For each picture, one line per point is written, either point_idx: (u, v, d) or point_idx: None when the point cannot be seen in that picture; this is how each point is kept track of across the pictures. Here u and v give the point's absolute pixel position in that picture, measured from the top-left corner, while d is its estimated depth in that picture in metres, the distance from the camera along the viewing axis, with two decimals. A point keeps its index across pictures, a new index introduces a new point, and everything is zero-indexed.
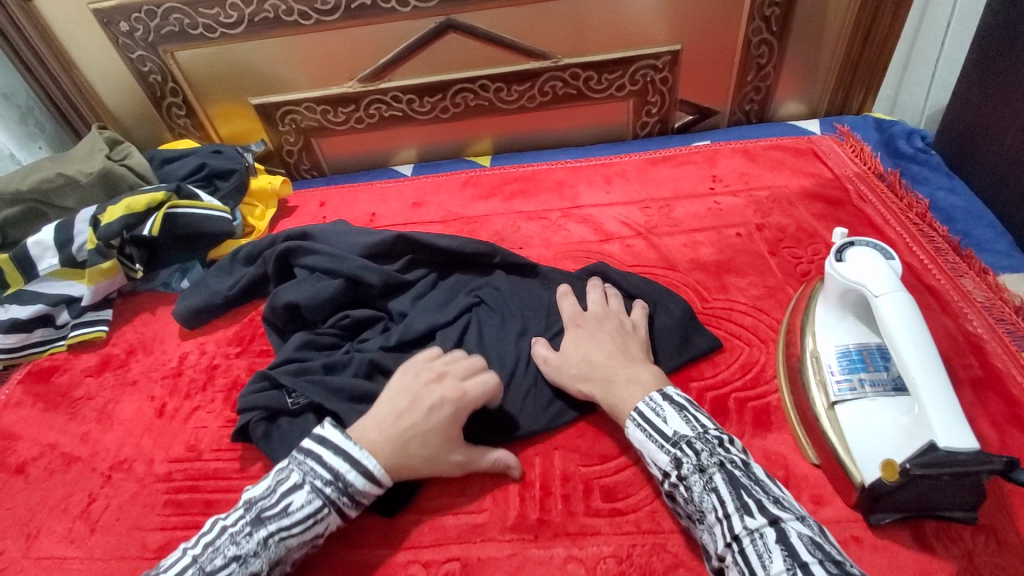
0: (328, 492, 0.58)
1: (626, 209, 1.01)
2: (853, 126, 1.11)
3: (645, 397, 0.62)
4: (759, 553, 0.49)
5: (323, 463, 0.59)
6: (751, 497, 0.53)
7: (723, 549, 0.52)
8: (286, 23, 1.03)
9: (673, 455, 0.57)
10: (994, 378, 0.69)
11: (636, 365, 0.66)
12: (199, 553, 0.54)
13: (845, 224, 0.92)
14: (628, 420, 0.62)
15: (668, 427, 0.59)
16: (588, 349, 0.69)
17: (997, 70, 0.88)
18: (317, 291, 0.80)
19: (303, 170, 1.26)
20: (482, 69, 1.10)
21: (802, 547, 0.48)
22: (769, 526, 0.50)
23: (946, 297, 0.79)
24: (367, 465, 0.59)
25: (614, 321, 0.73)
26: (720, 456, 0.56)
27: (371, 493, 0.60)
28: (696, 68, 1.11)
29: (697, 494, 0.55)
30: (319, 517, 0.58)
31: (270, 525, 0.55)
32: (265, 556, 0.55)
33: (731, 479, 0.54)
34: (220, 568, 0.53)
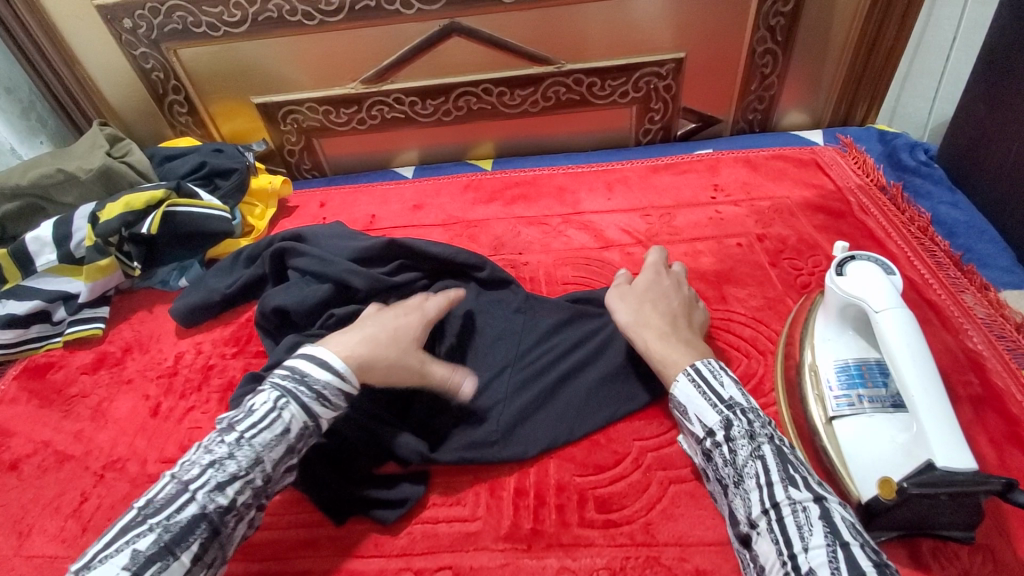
0: (286, 385, 0.60)
1: (627, 216, 1.01)
2: (856, 137, 1.11)
3: (703, 360, 0.64)
4: (799, 524, 0.50)
5: (282, 366, 0.63)
6: (797, 473, 0.54)
7: (758, 514, 0.53)
8: (290, 23, 1.03)
9: (725, 416, 0.59)
10: (993, 397, 0.68)
11: (695, 341, 0.68)
12: (177, 470, 0.56)
13: (846, 236, 0.91)
14: (682, 374, 0.63)
15: (725, 391, 0.60)
16: (654, 300, 0.73)
17: (1001, 85, 0.88)
18: (305, 296, 0.81)
19: (304, 170, 1.25)
20: (485, 73, 1.10)
21: (845, 528, 0.49)
22: (812, 502, 0.51)
23: (946, 313, 0.78)
24: (321, 356, 0.62)
25: (685, 295, 0.76)
26: (771, 430, 0.57)
27: (333, 385, 0.61)
28: (699, 77, 1.11)
29: (741, 458, 0.56)
30: (281, 408, 0.59)
31: (239, 426, 0.58)
32: (240, 456, 0.57)
33: (780, 453, 0.55)
34: (197, 475, 0.55)
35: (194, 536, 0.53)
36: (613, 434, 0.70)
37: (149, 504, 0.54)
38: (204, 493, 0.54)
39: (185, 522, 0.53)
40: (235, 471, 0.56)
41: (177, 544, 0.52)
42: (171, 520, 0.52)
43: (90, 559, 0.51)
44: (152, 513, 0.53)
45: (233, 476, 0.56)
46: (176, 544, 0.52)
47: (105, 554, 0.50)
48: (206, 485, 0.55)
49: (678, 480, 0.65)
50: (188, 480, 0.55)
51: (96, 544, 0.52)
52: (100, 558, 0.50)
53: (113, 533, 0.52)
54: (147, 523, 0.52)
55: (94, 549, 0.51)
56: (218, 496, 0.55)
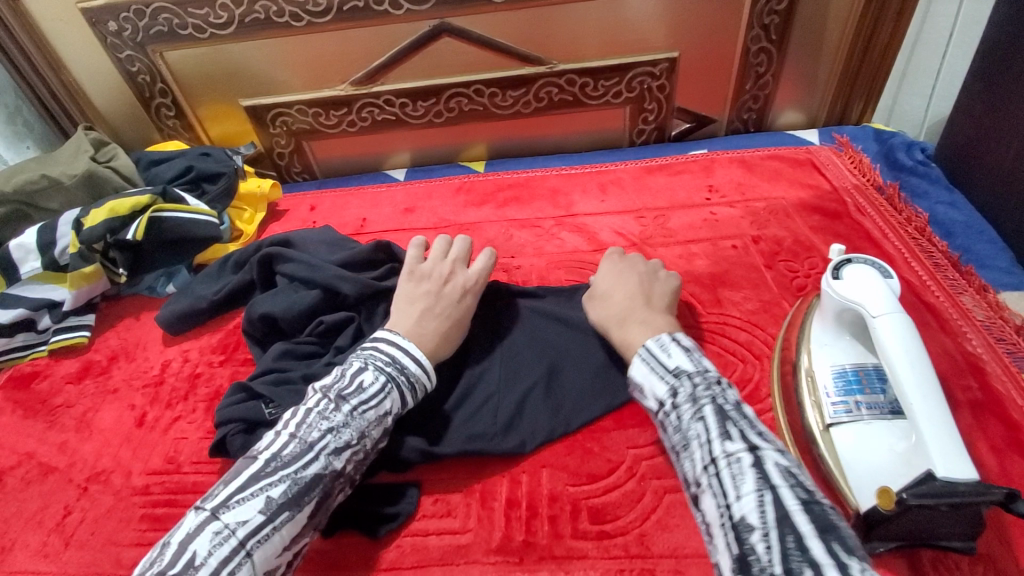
0: (390, 370, 0.64)
1: (620, 218, 0.99)
2: (852, 136, 1.10)
3: (654, 337, 0.64)
4: (732, 475, 0.50)
5: (380, 350, 0.66)
6: (735, 427, 0.54)
7: (700, 472, 0.53)
8: (277, 24, 1.01)
9: (672, 385, 0.58)
10: (993, 401, 0.67)
11: (655, 313, 0.69)
12: (296, 430, 0.58)
13: (843, 237, 0.90)
14: (636, 356, 0.63)
15: (672, 361, 0.60)
16: (614, 282, 0.75)
17: (1000, 83, 0.86)
18: (294, 302, 0.81)
19: (294, 173, 1.24)
20: (476, 73, 1.08)
21: (776, 473, 0.49)
22: (746, 452, 0.51)
23: (945, 316, 0.77)
24: (415, 351, 0.67)
25: (649, 270, 0.77)
26: (715, 391, 0.57)
27: (422, 379, 0.66)
28: (693, 76, 1.09)
29: (685, 421, 0.56)
30: (387, 391, 0.63)
31: (352, 399, 0.60)
32: (353, 426, 0.59)
33: (720, 410, 0.55)
34: (318, 438, 0.57)
35: (314, 493, 0.55)
36: (607, 442, 0.69)
37: (274, 457, 0.56)
38: (327, 455, 0.57)
39: (309, 479, 0.55)
40: (349, 440, 0.59)
41: (302, 497, 0.55)
42: (299, 475, 0.55)
43: (224, 500, 0.52)
44: (279, 467, 0.55)
45: (347, 444, 0.58)
46: (301, 498, 0.54)
47: (240, 497, 0.53)
48: (327, 449, 0.57)
49: (673, 490, 0.64)
50: (312, 442, 0.57)
51: (224, 487, 0.54)
52: (236, 500, 0.52)
53: (242, 480, 0.54)
54: (276, 474, 0.54)
55: (226, 492, 0.53)
56: (336, 460, 0.58)
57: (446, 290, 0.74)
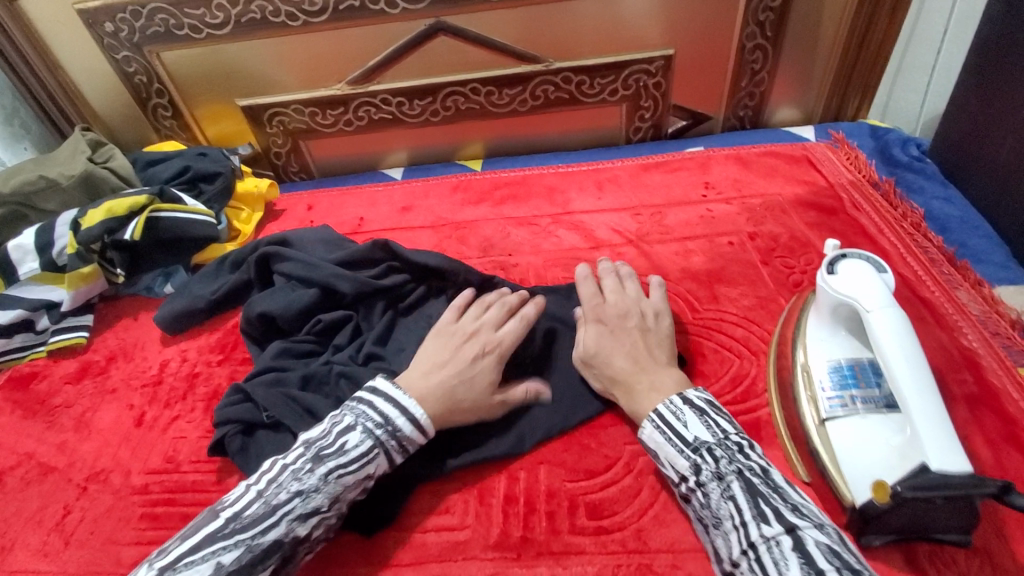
0: (378, 434, 0.62)
1: (617, 216, 1.00)
2: (848, 132, 1.10)
3: (665, 400, 0.63)
4: (775, 560, 0.48)
5: (374, 408, 0.63)
6: (768, 505, 0.52)
7: (738, 555, 0.52)
8: (273, 23, 1.01)
9: (693, 461, 0.57)
10: (988, 395, 0.67)
11: (659, 372, 0.66)
12: (264, 489, 0.57)
13: (839, 233, 0.90)
14: (646, 420, 0.62)
15: (689, 432, 0.59)
16: (605, 337, 0.71)
17: (994, 79, 0.87)
18: (291, 301, 0.81)
19: (291, 173, 1.24)
20: (473, 72, 1.08)
21: (820, 556, 0.47)
22: (785, 534, 0.50)
23: (940, 310, 0.77)
24: (412, 410, 0.63)
25: (638, 313, 0.73)
26: (739, 464, 0.56)
27: (415, 440, 0.64)
28: (689, 73, 1.10)
29: (714, 501, 0.55)
30: (372, 457, 0.61)
31: (329, 461, 0.59)
32: (325, 491, 0.58)
33: (748, 486, 0.54)
34: (285, 501, 0.56)
35: (272, 559, 0.54)
36: (604, 439, 0.69)
37: (236, 517, 0.55)
38: (289, 521, 0.56)
39: (267, 546, 0.54)
40: (317, 506, 0.57)
41: (256, 565, 0.53)
42: (255, 542, 0.53)
43: (174, 560, 0.52)
44: (238, 530, 0.54)
45: (315, 510, 0.57)
46: (256, 565, 0.53)
47: (190, 559, 0.52)
48: (291, 514, 0.56)
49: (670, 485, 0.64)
50: (277, 505, 0.56)
51: (180, 544, 0.53)
52: (185, 563, 0.51)
53: (198, 539, 0.53)
54: (233, 538, 0.53)
55: (179, 550, 0.53)
56: (299, 526, 0.56)
57: (461, 350, 0.70)
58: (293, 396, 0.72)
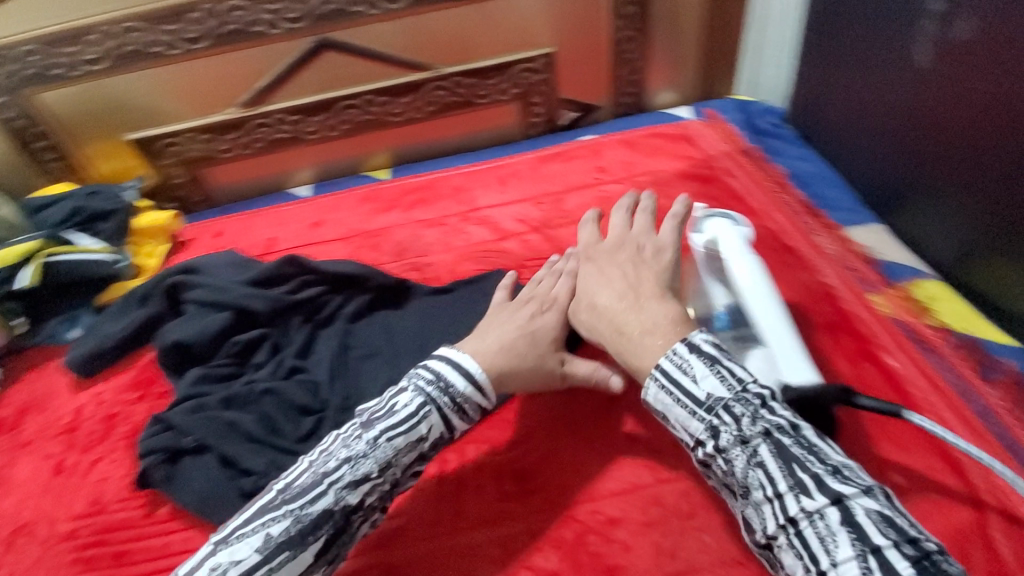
0: (430, 390, 0.61)
1: (521, 206, 1.06)
2: (720, 108, 1.20)
3: (669, 352, 0.59)
4: (821, 536, 0.46)
5: (428, 367, 0.63)
6: (806, 473, 0.49)
7: (776, 529, 0.50)
8: (152, 54, 1.00)
9: (709, 423, 0.54)
10: (845, 320, 0.78)
11: (646, 310, 0.65)
12: (314, 459, 0.58)
13: (716, 199, 1.00)
14: (650, 379, 0.59)
15: (701, 390, 0.55)
16: (595, 280, 0.72)
17: (826, 47, 0.99)
18: (204, 327, 0.81)
19: (195, 203, 1.21)
20: (365, 85, 1.11)
21: (870, 524, 0.45)
22: (831, 506, 0.47)
23: (803, 254, 0.88)
24: (466, 365, 0.64)
25: (634, 250, 0.73)
26: (765, 425, 0.52)
27: (472, 398, 0.63)
28: (571, 68, 1.17)
29: (740, 469, 0.52)
30: (422, 415, 0.60)
31: (378, 424, 0.59)
32: (374, 456, 0.57)
33: (780, 451, 0.51)
34: (334, 469, 0.56)
35: (323, 530, 0.54)
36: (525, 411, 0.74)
37: (286, 488, 0.56)
38: (339, 489, 0.55)
39: (317, 515, 0.54)
40: (366, 473, 0.57)
41: (306, 536, 0.53)
42: (304, 512, 0.54)
43: (228, 534, 0.54)
44: (289, 499, 0.55)
45: (365, 477, 0.57)
46: (306, 536, 0.53)
47: (242, 532, 0.53)
48: (339, 483, 0.56)
49: (585, 441, 0.70)
50: (326, 473, 0.56)
51: (235, 519, 0.55)
52: (237, 535, 0.53)
53: (251, 512, 0.55)
54: (282, 509, 0.54)
55: (234, 525, 0.54)
56: (350, 493, 0.56)
57: (517, 313, 0.73)
58: (213, 419, 0.73)
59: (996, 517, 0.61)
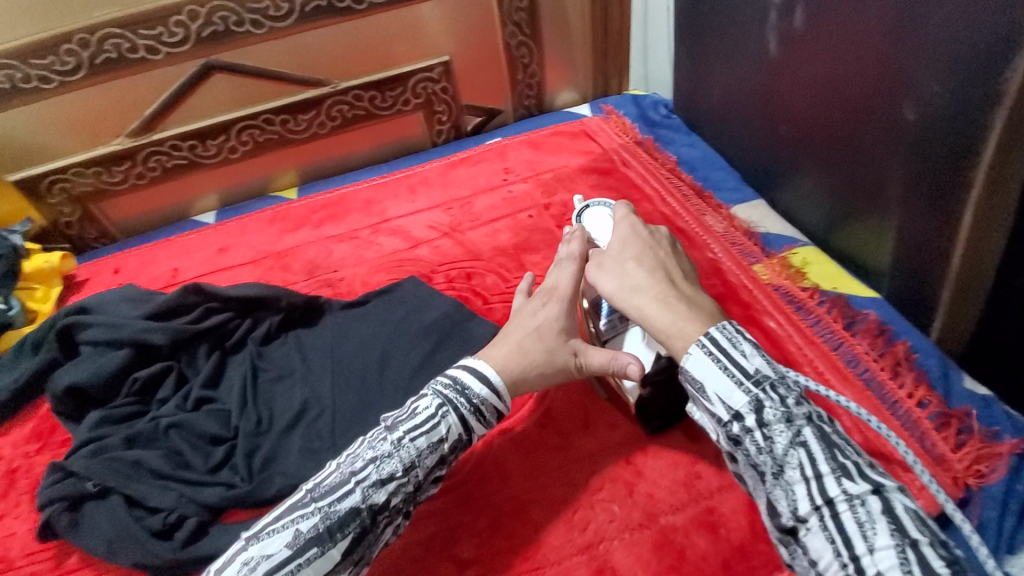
0: (447, 393, 0.62)
1: (431, 213, 1.07)
2: (616, 104, 1.26)
3: (717, 326, 0.58)
4: (859, 522, 0.47)
5: (444, 373, 0.65)
6: (847, 459, 0.50)
7: (808, 511, 0.49)
8: (26, 90, 0.96)
9: (754, 396, 0.53)
10: (732, 291, 0.85)
11: (685, 297, 0.63)
12: (342, 460, 0.58)
13: (616, 189, 1.05)
14: (696, 346, 0.57)
15: (749, 363, 0.54)
16: (636, 255, 0.67)
17: (697, 41, 1.05)
18: (100, 367, 0.77)
19: (91, 241, 1.15)
20: (262, 104, 1.09)
21: (907, 515, 0.46)
22: (871, 494, 0.48)
23: (693, 234, 0.94)
24: (480, 371, 0.64)
25: (666, 240, 0.70)
26: (808, 409, 0.53)
27: (488, 402, 0.63)
28: (470, 74, 1.20)
29: (780, 446, 0.51)
30: (440, 416, 0.61)
31: (401, 427, 0.59)
32: (399, 456, 0.58)
33: (823, 436, 0.51)
34: (361, 468, 0.56)
35: (351, 527, 0.54)
36: None
37: (316, 487, 0.56)
38: (365, 487, 0.56)
39: (345, 512, 0.54)
40: (392, 472, 0.57)
41: (334, 532, 0.53)
42: (332, 508, 0.54)
43: (260, 530, 0.54)
44: (317, 496, 0.55)
45: (390, 475, 0.57)
46: (336, 531, 0.53)
47: (273, 527, 0.53)
48: (366, 481, 0.56)
49: (501, 434, 0.74)
50: (354, 472, 0.56)
51: (268, 516, 0.55)
52: (270, 530, 0.53)
53: (282, 510, 0.55)
54: (312, 505, 0.54)
55: (265, 521, 0.54)
56: (378, 492, 0.56)
57: (531, 308, 0.70)
58: (114, 460, 0.70)
59: (865, 452, 0.68)
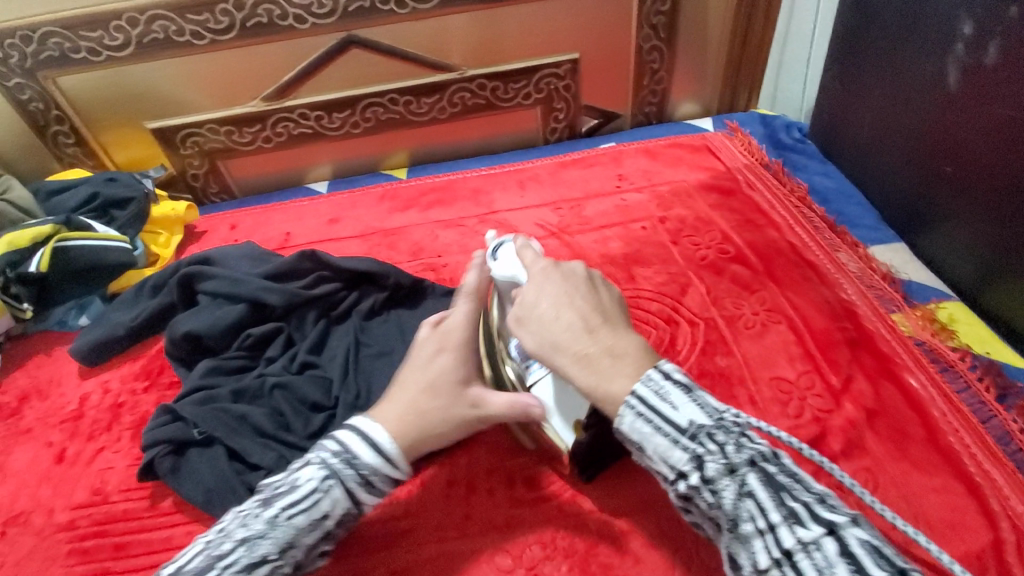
0: (334, 462, 0.54)
1: (539, 211, 1.05)
2: (742, 122, 1.20)
3: (643, 378, 0.52)
4: (819, 569, 0.41)
5: (331, 437, 0.57)
6: (796, 500, 0.45)
7: (768, 565, 0.44)
8: (178, 43, 1.00)
9: (693, 452, 0.48)
10: (866, 339, 0.77)
11: (611, 345, 0.55)
12: (209, 539, 0.51)
13: (738, 211, 0.99)
14: (626, 407, 0.51)
15: (680, 416, 0.49)
16: (553, 304, 0.58)
17: (853, 66, 0.98)
18: (217, 319, 0.80)
19: (211, 194, 1.21)
20: (391, 83, 1.11)
21: (867, 555, 0.41)
22: (826, 536, 0.42)
23: (824, 270, 0.87)
24: (375, 436, 0.56)
25: (584, 278, 0.62)
26: (749, 451, 0.47)
27: (382, 470, 0.56)
28: (595, 75, 1.17)
29: (728, 501, 0.46)
30: (324, 489, 0.54)
31: (278, 501, 0.52)
32: (273, 537, 0.51)
33: (768, 479, 0.46)
34: (228, 552, 0.49)
35: None
36: None
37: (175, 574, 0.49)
38: (231, 574, 0.48)
39: None
40: (266, 554, 0.50)
41: None
42: None
43: None
44: None
45: (264, 558, 0.50)
46: None
47: None
48: (235, 567, 0.48)
49: None
50: (218, 557, 0.49)
51: None
52: None
53: None
54: None
55: None
56: None
57: (423, 360, 0.63)
58: (221, 411, 0.72)
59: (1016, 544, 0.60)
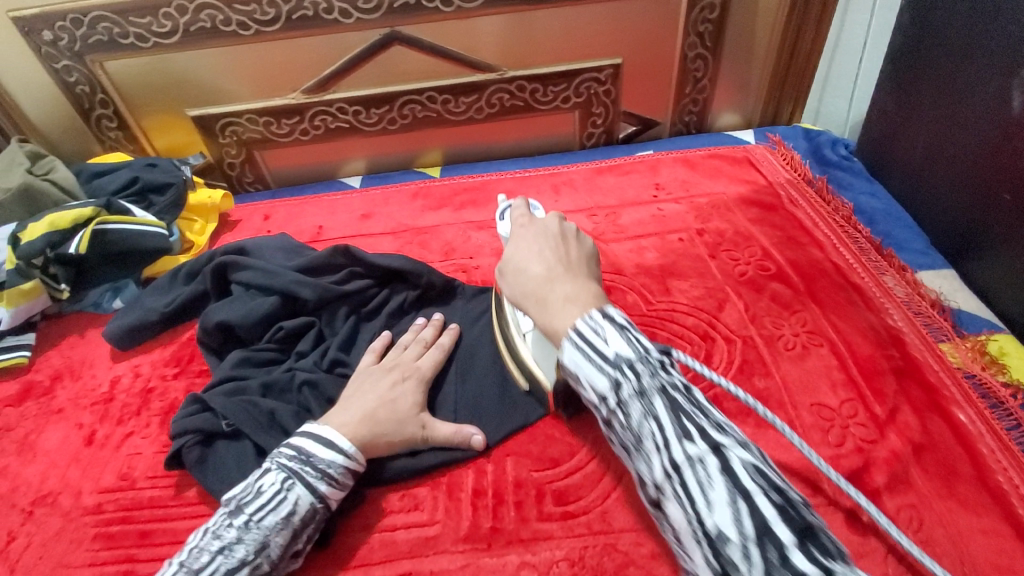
0: (292, 464, 0.59)
1: (573, 217, 1.03)
2: (784, 135, 1.17)
3: (585, 316, 0.53)
4: (699, 481, 0.41)
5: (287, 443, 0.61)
6: (692, 422, 0.44)
7: (661, 478, 0.44)
8: (224, 32, 1.00)
9: (613, 378, 0.48)
10: (913, 368, 0.74)
11: (571, 285, 0.59)
12: (184, 556, 0.53)
13: (779, 228, 0.96)
14: (565, 341, 0.52)
15: (609, 348, 0.49)
16: (526, 250, 0.66)
17: (908, 82, 0.94)
18: (250, 310, 0.80)
19: (246, 183, 1.21)
20: (430, 81, 1.10)
21: (745, 475, 0.41)
22: (711, 453, 0.42)
23: (869, 294, 0.84)
24: (326, 435, 0.61)
25: (559, 231, 0.68)
26: (663, 380, 0.47)
27: (339, 464, 0.60)
28: (637, 81, 1.15)
29: (635, 420, 0.46)
30: (287, 489, 0.57)
31: (246, 509, 0.56)
32: (249, 540, 0.54)
33: (673, 404, 0.45)
34: (206, 563, 0.52)
35: None
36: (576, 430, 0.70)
37: None
38: None
39: None
40: (244, 557, 0.53)
41: None
42: None
43: None
44: None
45: (242, 561, 0.53)
46: None
47: None
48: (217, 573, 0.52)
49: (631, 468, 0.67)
50: (198, 568, 0.52)
51: None
52: None
53: None
54: None
55: None
56: None
57: (382, 381, 0.69)
58: (251, 404, 0.71)
59: None
